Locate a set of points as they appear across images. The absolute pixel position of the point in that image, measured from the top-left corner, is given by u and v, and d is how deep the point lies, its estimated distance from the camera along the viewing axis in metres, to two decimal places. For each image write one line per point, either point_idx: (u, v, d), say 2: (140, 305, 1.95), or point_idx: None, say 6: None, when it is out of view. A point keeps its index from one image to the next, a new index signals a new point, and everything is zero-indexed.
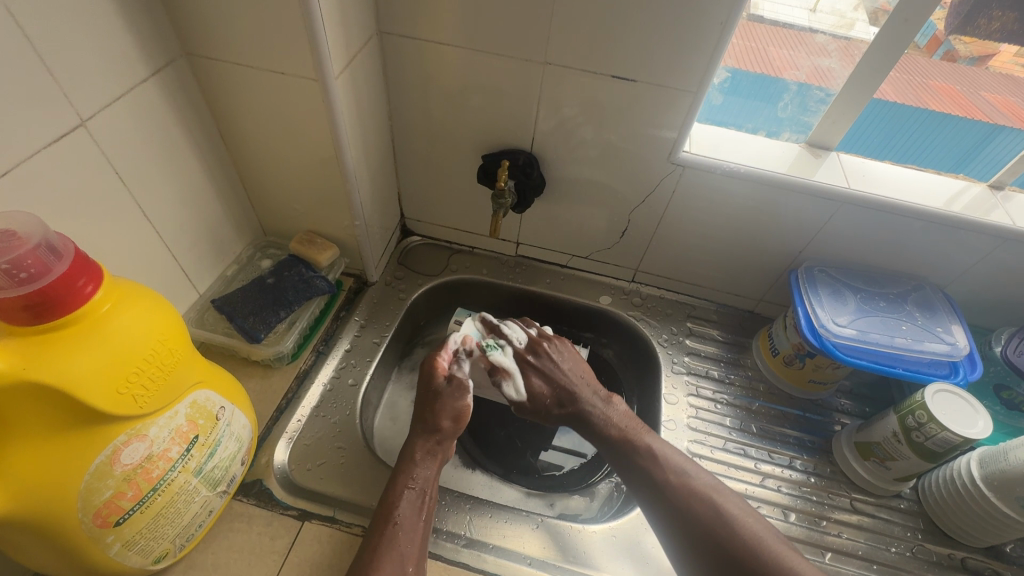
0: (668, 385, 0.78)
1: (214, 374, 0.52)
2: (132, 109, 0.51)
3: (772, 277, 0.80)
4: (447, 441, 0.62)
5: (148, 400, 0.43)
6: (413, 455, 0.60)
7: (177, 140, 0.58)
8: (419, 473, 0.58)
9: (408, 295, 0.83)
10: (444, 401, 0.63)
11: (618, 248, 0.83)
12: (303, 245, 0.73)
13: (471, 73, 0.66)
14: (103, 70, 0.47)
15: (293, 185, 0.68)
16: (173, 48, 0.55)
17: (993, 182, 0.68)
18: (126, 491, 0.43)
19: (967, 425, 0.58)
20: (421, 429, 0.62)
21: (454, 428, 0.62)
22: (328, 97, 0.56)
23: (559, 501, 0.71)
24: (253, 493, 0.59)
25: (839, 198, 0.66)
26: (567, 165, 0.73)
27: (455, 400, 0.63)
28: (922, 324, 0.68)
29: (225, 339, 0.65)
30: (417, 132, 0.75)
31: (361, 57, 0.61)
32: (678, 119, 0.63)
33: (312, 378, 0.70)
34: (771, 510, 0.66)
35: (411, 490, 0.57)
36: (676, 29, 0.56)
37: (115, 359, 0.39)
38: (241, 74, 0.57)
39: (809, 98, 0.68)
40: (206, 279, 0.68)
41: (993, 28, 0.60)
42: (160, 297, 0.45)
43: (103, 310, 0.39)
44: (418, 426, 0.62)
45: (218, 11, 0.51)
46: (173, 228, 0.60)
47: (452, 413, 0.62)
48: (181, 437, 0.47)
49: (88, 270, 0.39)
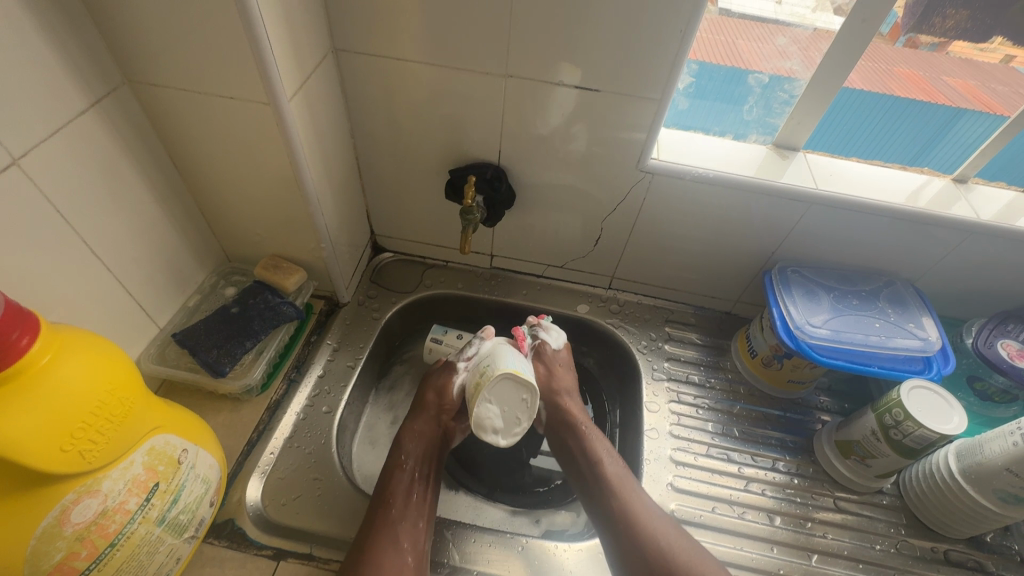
0: (649, 392, 0.77)
1: (174, 416, 0.50)
2: (72, 142, 0.49)
3: (747, 278, 0.80)
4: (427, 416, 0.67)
5: (97, 452, 0.40)
6: (403, 437, 0.65)
7: (123, 171, 0.55)
8: (407, 449, 0.64)
9: (382, 315, 0.81)
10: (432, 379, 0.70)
11: (593, 255, 0.82)
12: (269, 270, 0.71)
13: (432, 88, 0.64)
14: (35, 104, 0.45)
15: (253, 210, 0.66)
16: (114, 75, 0.52)
17: (957, 176, 0.69)
18: (79, 551, 0.41)
19: (942, 421, 0.59)
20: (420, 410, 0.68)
21: (436, 400, 0.68)
22: (282, 120, 0.54)
23: (544, 517, 0.70)
24: (225, 535, 0.57)
25: (808, 199, 0.66)
26: (536, 177, 0.72)
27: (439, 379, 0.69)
28: (894, 320, 0.69)
29: (188, 374, 0.63)
30: (381, 149, 0.73)
31: (316, 76, 0.59)
32: (644, 127, 0.63)
33: (285, 408, 0.68)
34: (757, 515, 0.66)
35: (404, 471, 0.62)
36: (636, 37, 0.56)
37: (56, 413, 0.37)
38: (189, 100, 0.54)
39: (774, 100, 0.68)
40: (166, 312, 0.65)
41: (948, 27, 0.60)
42: (106, 342, 0.43)
43: (43, 362, 0.37)
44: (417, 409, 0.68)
45: (158, 36, 0.49)
46: (126, 262, 0.58)
47: (436, 388, 0.68)
48: (139, 487, 0.45)
49: (22, 321, 0.37)
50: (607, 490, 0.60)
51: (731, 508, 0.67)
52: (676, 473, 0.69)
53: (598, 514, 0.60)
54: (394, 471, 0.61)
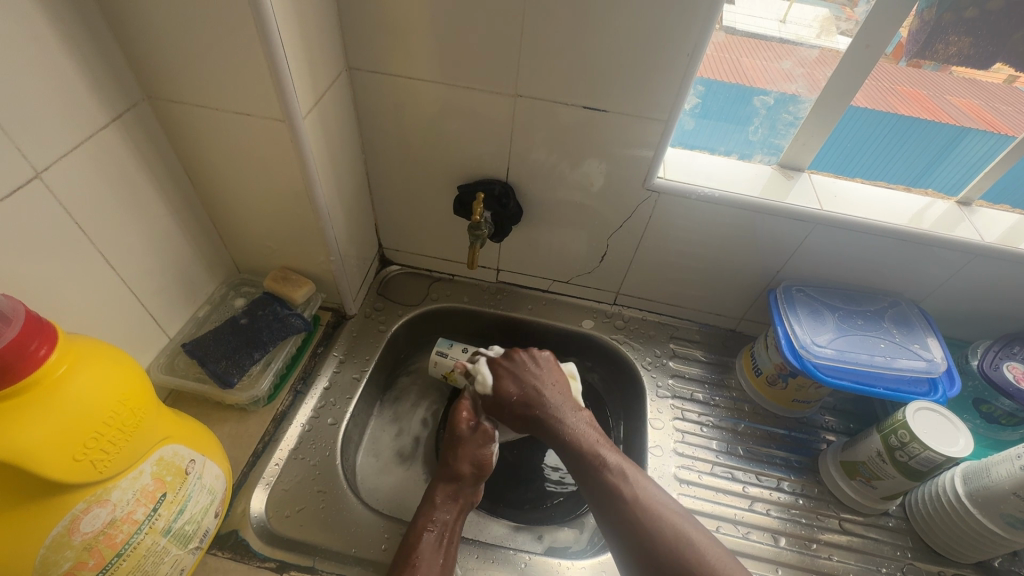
0: (653, 409, 0.77)
1: (183, 426, 0.51)
2: (92, 157, 0.50)
3: (752, 296, 0.80)
4: (467, 488, 0.63)
5: (108, 463, 0.41)
6: (433, 500, 0.62)
7: (140, 184, 0.57)
8: (440, 516, 0.60)
9: (388, 327, 0.82)
10: (466, 448, 0.65)
11: (598, 272, 0.83)
12: (278, 282, 0.71)
13: (443, 106, 0.66)
14: (59, 120, 0.46)
15: (265, 224, 0.67)
16: (134, 92, 0.54)
17: (960, 199, 0.70)
18: (87, 560, 0.41)
19: (949, 444, 0.58)
20: (444, 472, 0.64)
21: (475, 474, 0.64)
22: (297, 136, 0.56)
23: (547, 534, 0.70)
24: (228, 547, 0.57)
25: (812, 219, 0.66)
26: (543, 192, 0.73)
27: (478, 449, 0.65)
28: (900, 340, 0.69)
29: (196, 384, 0.63)
30: (391, 164, 0.74)
31: (330, 94, 0.61)
32: (652, 144, 0.64)
33: (291, 419, 0.68)
34: (761, 536, 0.66)
35: (431, 533, 0.59)
36: (643, 60, 0.57)
37: (70, 422, 0.38)
38: (206, 117, 0.56)
39: (779, 121, 0.69)
40: (176, 322, 0.66)
41: (950, 53, 0.61)
42: (119, 352, 0.43)
43: (60, 372, 0.38)
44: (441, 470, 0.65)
45: (179, 55, 0.50)
46: (139, 273, 0.59)
47: (474, 460, 0.65)
48: (147, 497, 0.45)
49: (41, 332, 0.37)
50: (609, 496, 0.56)
51: (735, 527, 0.66)
52: (681, 491, 0.69)
53: (605, 516, 0.56)
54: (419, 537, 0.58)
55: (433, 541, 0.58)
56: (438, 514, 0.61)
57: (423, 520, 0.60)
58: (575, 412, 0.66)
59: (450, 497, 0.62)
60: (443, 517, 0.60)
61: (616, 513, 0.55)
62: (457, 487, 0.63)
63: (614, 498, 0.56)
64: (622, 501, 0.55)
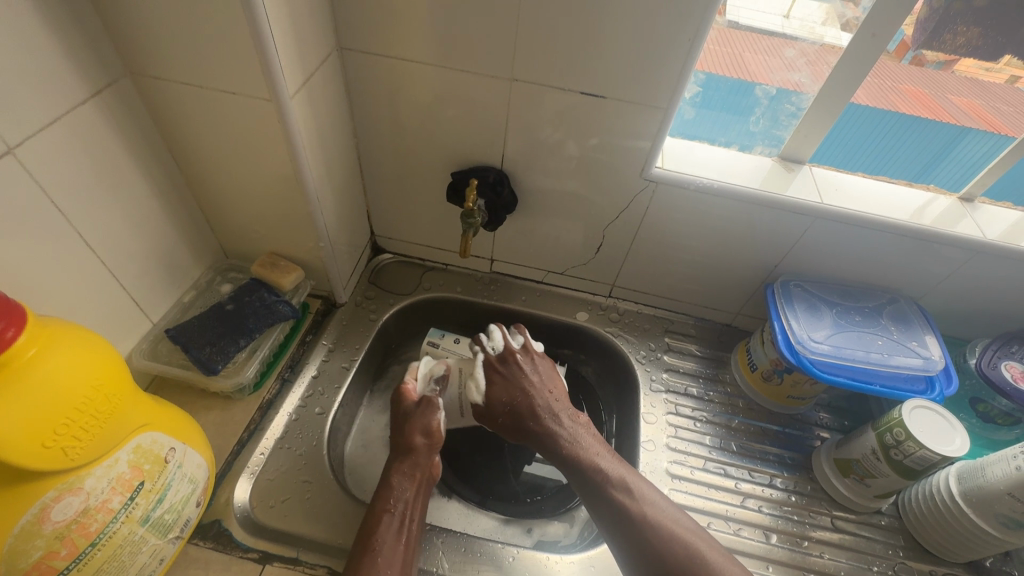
0: (647, 403, 0.76)
1: (163, 414, 0.49)
2: (70, 134, 0.48)
3: (749, 290, 0.79)
4: (423, 459, 0.62)
5: (81, 450, 0.40)
6: (390, 479, 0.60)
7: (121, 164, 0.55)
8: (395, 496, 0.59)
9: (379, 316, 0.80)
10: (415, 419, 0.65)
11: (594, 263, 0.81)
12: (265, 268, 0.70)
13: (436, 89, 0.64)
14: (33, 94, 0.44)
15: (252, 207, 0.65)
16: (115, 68, 0.52)
17: (962, 195, 0.69)
18: (59, 550, 0.40)
19: (944, 443, 0.58)
20: (396, 453, 0.63)
21: (427, 444, 0.63)
22: (285, 117, 0.54)
23: (537, 527, 0.69)
24: (210, 537, 0.56)
25: (812, 212, 0.65)
26: (538, 181, 0.71)
27: (427, 417, 0.65)
28: (897, 338, 0.68)
29: (180, 371, 0.62)
30: (383, 149, 0.72)
31: (320, 74, 0.59)
32: (650, 132, 0.62)
33: (277, 408, 0.67)
34: (752, 533, 0.65)
35: (390, 514, 0.57)
36: (643, 45, 0.55)
37: (40, 408, 0.36)
38: (190, 95, 0.54)
39: (781, 112, 0.67)
40: (161, 307, 0.65)
41: (958, 44, 0.60)
42: (94, 335, 0.42)
43: (30, 355, 0.36)
44: (394, 452, 0.63)
45: (160, 29, 0.48)
46: (121, 255, 0.57)
47: (424, 430, 0.64)
48: (123, 486, 0.44)
49: (10, 313, 0.36)
50: (617, 498, 0.57)
51: (727, 524, 0.66)
52: (672, 487, 0.68)
53: (605, 514, 0.57)
54: (381, 519, 0.56)
55: (398, 523, 0.56)
56: (399, 491, 0.59)
57: (385, 504, 0.58)
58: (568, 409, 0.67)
59: (409, 474, 0.61)
60: (405, 496, 0.59)
61: (618, 510, 0.56)
62: (409, 461, 0.62)
63: (618, 503, 0.57)
64: (622, 497, 0.57)
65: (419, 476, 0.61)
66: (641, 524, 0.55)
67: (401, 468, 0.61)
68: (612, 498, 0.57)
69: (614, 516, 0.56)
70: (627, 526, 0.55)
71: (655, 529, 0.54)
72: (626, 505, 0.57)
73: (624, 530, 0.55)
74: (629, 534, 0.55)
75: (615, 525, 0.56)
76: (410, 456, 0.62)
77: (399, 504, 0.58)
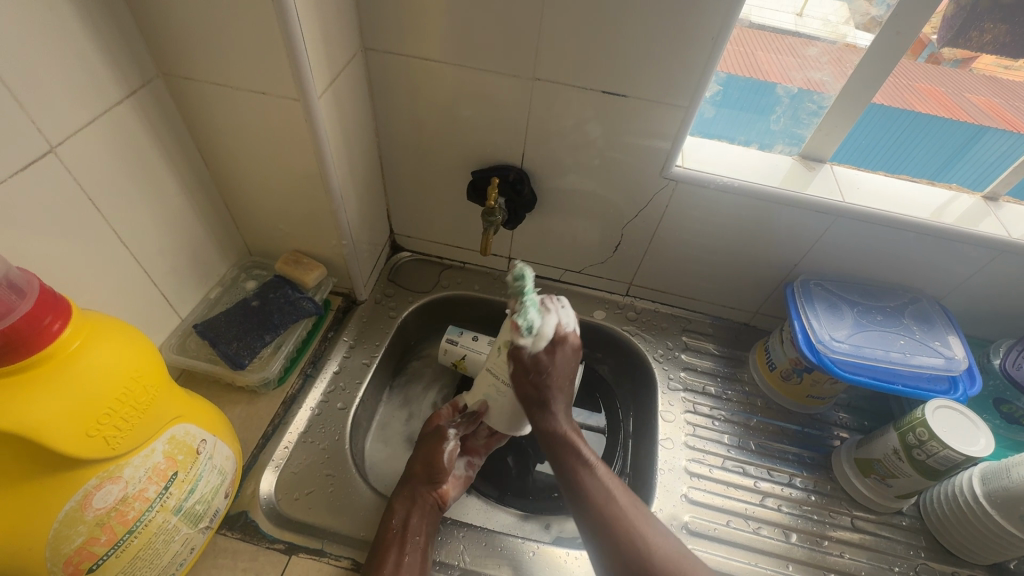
0: (664, 402, 0.76)
1: (195, 406, 0.51)
2: (106, 133, 0.50)
3: (768, 289, 0.79)
4: (422, 487, 0.61)
5: (120, 440, 0.41)
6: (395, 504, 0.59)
7: (153, 162, 0.56)
8: (397, 521, 0.57)
9: (399, 313, 0.81)
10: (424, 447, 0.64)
11: (611, 262, 0.82)
12: (289, 265, 0.71)
13: (459, 89, 0.64)
14: (73, 95, 0.46)
15: (277, 206, 0.67)
16: (149, 68, 0.53)
17: (986, 194, 0.68)
18: (99, 536, 0.41)
19: (969, 443, 0.57)
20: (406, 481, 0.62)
21: (425, 473, 0.62)
22: (312, 116, 0.55)
23: (555, 523, 0.70)
24: (238, 527, 0.57)
25: (833, 211, 0.65)
26: (557, 180, 0.72)
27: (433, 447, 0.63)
28: (919, 338, 0.68)
29: (208, 365, 0.63)
30: (404, 148, 0.73)
31: (345, 75, 0.60)
32: (671, 131, 0.62)
33: (300, 403, 0.68)
34: (772, 532, 0.65)
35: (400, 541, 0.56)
36: (664, 45, 0.56)
37: (84, 398, 0.38)
38: (220, 95, 0.55)
39: (802, 110, 0.67)
40: (188, 303, 0.66)
41: (985, 41, 0.59)
42: (132, 329, 0.43)
43: (74, 347, 0.38)
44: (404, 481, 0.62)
45: (193, 31, 0.50)
46: (151, 252, 0.58)
47: (424, 459, 0.63)
48: (159, 475, 0.45)
49: (55, 307, 0.37)
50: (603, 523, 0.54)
51: (746, 522, 0.66)
52: (690, 485, 0.68)
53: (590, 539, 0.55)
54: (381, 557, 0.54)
55: (397, 549, 0.55)
56: (400, 517, 0.58)
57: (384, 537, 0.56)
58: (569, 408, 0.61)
59: (408, 502, 0.60)
60: (407, 524, 0.57)
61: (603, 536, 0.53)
62: (417, 491, 0.61)
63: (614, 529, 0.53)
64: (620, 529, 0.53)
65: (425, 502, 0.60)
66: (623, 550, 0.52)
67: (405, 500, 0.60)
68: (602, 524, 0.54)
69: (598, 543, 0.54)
70: (600, 535, 0.54)
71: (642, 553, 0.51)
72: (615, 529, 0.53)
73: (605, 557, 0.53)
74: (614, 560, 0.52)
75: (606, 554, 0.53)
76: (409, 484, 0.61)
77: (402, 530, 0.57)
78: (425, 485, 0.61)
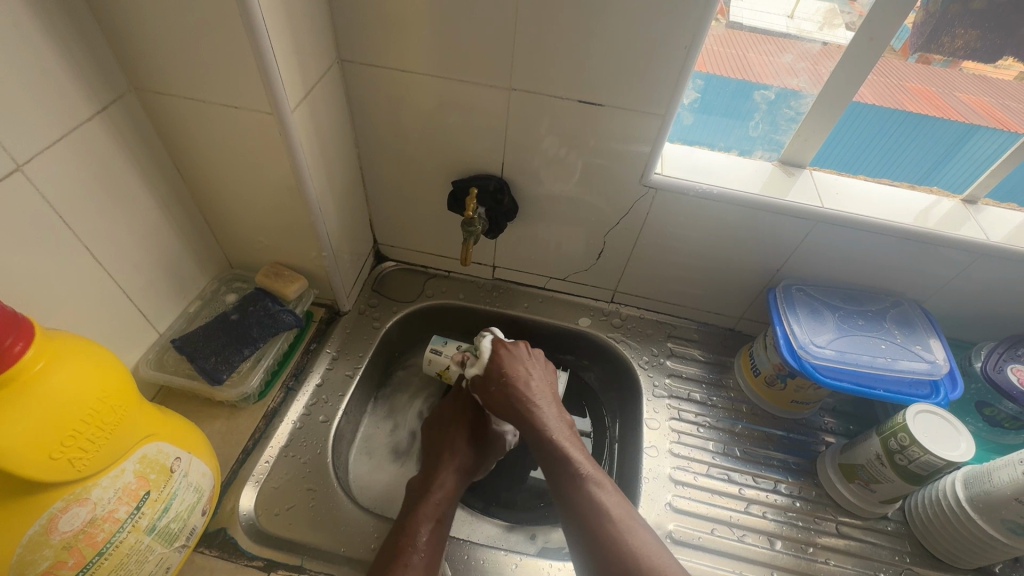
0: (650, 409, 0.76)
1: (168, 424, 0.50)
2: (76, 149, 0.49)
3: (752, 294, 0.79)
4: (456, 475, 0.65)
5: (87, 462, 0.40)
6: (434, 479, 0.63)
7: (127, 177, 0.56)
8: (438, 491, 0.62)
9: (382, 324, 0.81)
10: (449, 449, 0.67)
11: (596, 268, 0.82)
12: (270, 278, 0.71)
13: (438, 99, 0.64)
14: (40, 111, 0.45)
15: (256, 219, 0.66)
16: (121, 84, 0.53)
17: (966, 196, 0.68)
18: (66, 559, 0.41)
19: (949, 448, 0.57)
20: (449, 453, 0.67)
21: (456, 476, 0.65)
22: (286, 130, 0.55)
23: (541, 534, 0.68)
24: (216, 545, 0.56)
25: (812, 216, 0.65)
26: (538, 188, 0.72)
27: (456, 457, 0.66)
28: (901, 341, 0.68)
29: (186, 381, 0.62)
30: (384, 159, 0.73)
31: (320, 87, 0.59)
32: (650, 138, 0.62)
33: (282, 416, 0.67)
34: (757, 539, 0.65)
35: (428, 510, 0.59)
36: (639, 54, 0.56)
37: (46, 420, 0.37)
38: (193, 109, 0.55)
39: (780, 116, 0.67)
40: (166, 318, 0.66)
41: (957, 46, 0.59)
42: (99, 348, 0.43)
43: (37, 368, 0.37)
44: (446, 450, 0.67)
45: (163, 47, 0.50)
46: (126, 267, 0.58)
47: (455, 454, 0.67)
48: (129, 495, 0.44)
49: (18, 328, 0.37)
50: (591, 515, 0.55)
51: (731, 530, 0.65)
52: (675, 493, 0.68)
53: (576, 527, 0.56)
54: (416, 514, 0.59)
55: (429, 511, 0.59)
56: (439, 480, 0.64)
57: (426, 498, 0.61)
58: (554, 409, 0.66)
59: (448, 470, 0.65)
60: (435, 492, 0.62)
61: (582, 521, 0.55)
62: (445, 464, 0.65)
63: (592, 515, 0.55)
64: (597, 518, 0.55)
65: (455, 483, 0.64)
66: (602, 542, 0.53)
67: (449, 469, 0.65)
68: (581, 516, 0.56)
69: (580, 526, 0.55)
70: (578, 526, 0.55)
71: (625, 547, 0.52)
72: (599, 522, 0.54)
73: (586, 542, 0.54)
74: (590, 545, 0.54)
75: (585, 535, 0.55)
76: (450, 458, 0.66)
77: (434, 494, 0.61)
78: (449, 464, 0.65)
